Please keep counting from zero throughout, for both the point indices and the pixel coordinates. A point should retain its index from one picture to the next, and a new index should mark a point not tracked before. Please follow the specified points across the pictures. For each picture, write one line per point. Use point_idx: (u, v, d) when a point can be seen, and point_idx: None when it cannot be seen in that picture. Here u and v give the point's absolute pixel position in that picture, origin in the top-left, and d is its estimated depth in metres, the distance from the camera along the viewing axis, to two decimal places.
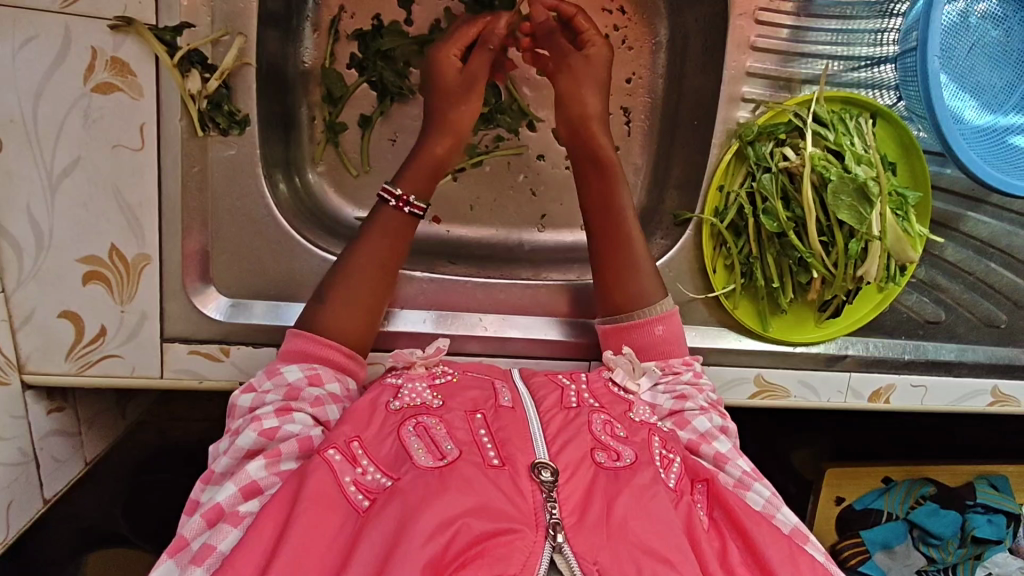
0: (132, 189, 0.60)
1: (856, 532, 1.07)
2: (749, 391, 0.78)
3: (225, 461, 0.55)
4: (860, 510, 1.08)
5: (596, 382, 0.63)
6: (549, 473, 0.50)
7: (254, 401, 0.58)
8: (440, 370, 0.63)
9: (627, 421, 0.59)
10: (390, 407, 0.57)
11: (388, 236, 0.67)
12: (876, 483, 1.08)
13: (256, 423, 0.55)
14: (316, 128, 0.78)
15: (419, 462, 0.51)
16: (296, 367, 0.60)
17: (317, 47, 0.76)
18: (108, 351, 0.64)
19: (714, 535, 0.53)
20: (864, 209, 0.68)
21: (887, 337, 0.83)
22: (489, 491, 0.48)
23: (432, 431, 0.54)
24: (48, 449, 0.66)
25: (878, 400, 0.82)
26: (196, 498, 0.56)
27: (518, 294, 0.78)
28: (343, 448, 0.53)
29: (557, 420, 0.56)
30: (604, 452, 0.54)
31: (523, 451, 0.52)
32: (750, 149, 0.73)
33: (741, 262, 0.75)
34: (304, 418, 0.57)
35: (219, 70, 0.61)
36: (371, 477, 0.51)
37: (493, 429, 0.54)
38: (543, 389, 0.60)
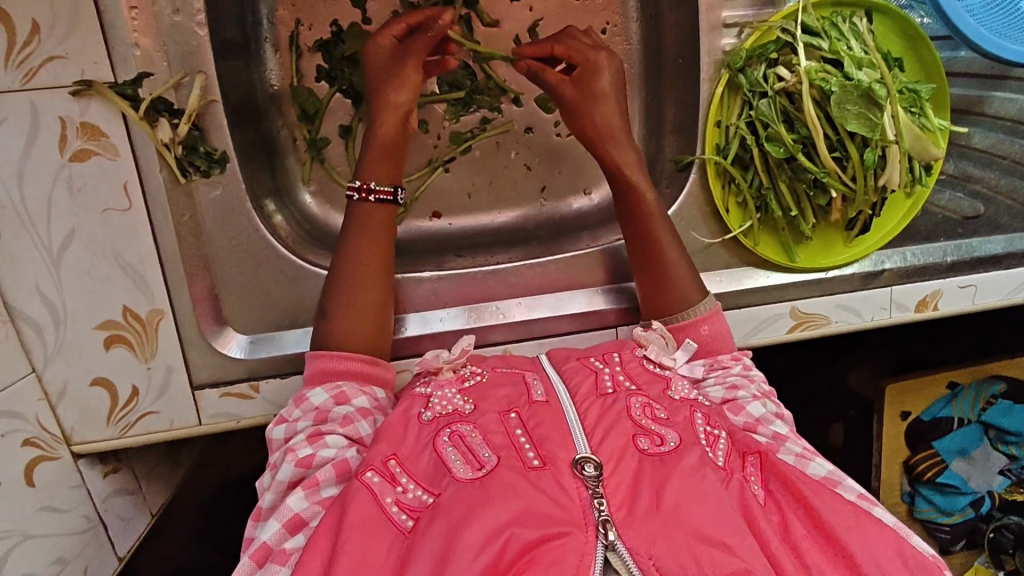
0: (130, 249, 0.61)
1: (929, 444, 1.10)
2: (787, 326, 0.75)
3: (271, 497, 0.55)
4: (929, 421, 1.10)
5: (630, 362, 0.61)
6: (592, 468, 0.49)
7: (287, 432, 0.58)
8: (469, 372, 0.62)
9: (667, 401, 0.58)
10: (422, 419, 0.57)
11: (369, 228, 0.67)
12: (941, 391, 1.09)
13: (291, 454, 0.55)
14: (299, 148, 0.77)
15: (458, 474, 0.51)
16: (319, 389, 0.60)
17: (282, 67, 0.75)
18: (144, 410, 0.65)
19: (771, 507, 0.51)
20: (874, 114, 0.63)
21: (925, 243, 0.79)
22: (533, 496, 0.48)
23: (467, 439, 0.53)
24: (113, 509, 0.68)
25: (926, 309, 0.79)
26: (248, 537, 0.56)
27: (531, 274, 0.76)
28: (380, 469, 0.53)
29: (594, 410, 0.55)
30: (647, 437, 0.53)
31: (563, 447, 0.51)
32: (742, 76, 0.68)
33: (754, 196, 0.71)
34: (338, 439, 0.57)
35: (186, 113, 0.61)
36: (412, 495, 0.51)
37: (528, 427, 0.53)
38: (576, 376, 0.59)
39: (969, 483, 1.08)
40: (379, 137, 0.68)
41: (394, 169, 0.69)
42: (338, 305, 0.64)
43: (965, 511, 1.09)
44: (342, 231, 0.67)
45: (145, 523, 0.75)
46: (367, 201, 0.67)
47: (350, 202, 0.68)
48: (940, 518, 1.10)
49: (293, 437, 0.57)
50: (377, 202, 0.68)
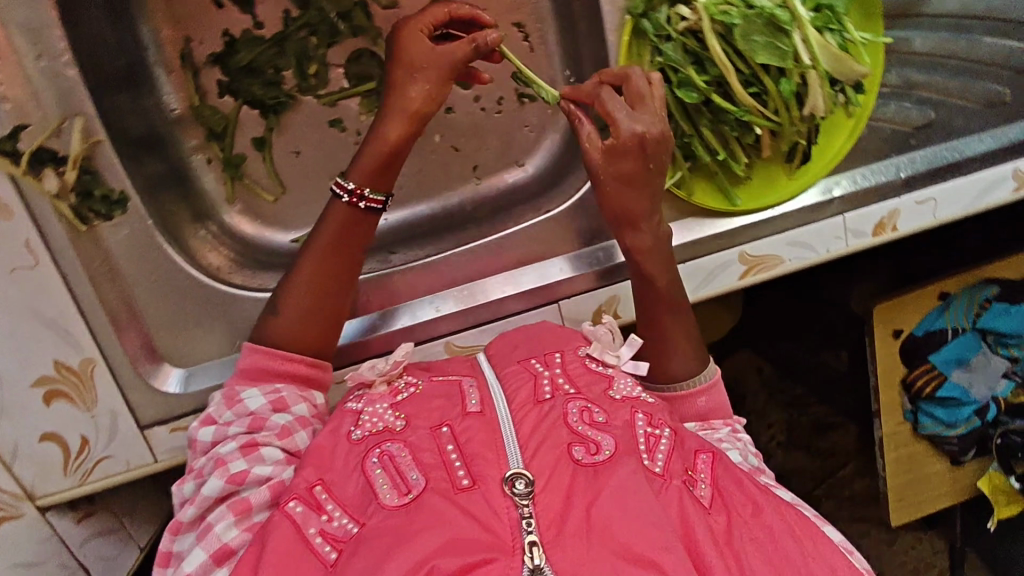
0: (47, 303, 0.60)
1: (924, 359, 1.06)
2: (739, 273, 0.73)
3: (194, 511, 0.55)
4: (923, 335, 1.06)
5: (572, 363, 0.63)
6: (523, 484, 0.50)
7: (216, 436, 0.58)
8: (402, 384, 0.64)
9: (607, 405, 0.59)
10: (352, 438, 0.58)
11: (340, 229, 0.65)
12: (933, 302, 1.06)
13: (222, 469, 0.55)
14: (215, 169, 0.75)
15: (384, 500, 0.51)
16: (258, 393, 0.60)
17: (179, 89, 0.72)
18: (99, 455, 0.65)
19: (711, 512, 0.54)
20: (782, 41, 0.59)
21: (874, 163, 0.74)
22: (463, 522, 0.48)
23: (396, 459, 0.54)
24: (92, 552, 0.70)
25: (884, 231, 0.75)
26: (167, 549, 0.56)
27: (461, 263, 0.74)
28: (305, 498, 0.53)
29: (529, 419, 0.56)
30: (582, 447, 0.54)
31: (494, 466, 0.52)
32: (646, 21, 0.63)
33: (679, 146, 0.67)
34: (274, 453, 0.57)
35: (71, 159, 0.59)
36: (338, 524, 0.52)
37: (460, 443, 0.54)
38: (516, 380, 0.60)
39: (970, 392, 1.06)
40: (387, 137, 0.63)
41: (387, 174, 0.65)
42: (289, 304, 0.65)
43: (970, 421, 1.07)
44: (320, 219, 0.66)
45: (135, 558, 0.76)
46: (357, 206, 0.65)
47: (335, 200, 0.66)
48: (945, 432, 1.08)
49: (224, 449, 0.57)
50: (364, 209, 0.66)
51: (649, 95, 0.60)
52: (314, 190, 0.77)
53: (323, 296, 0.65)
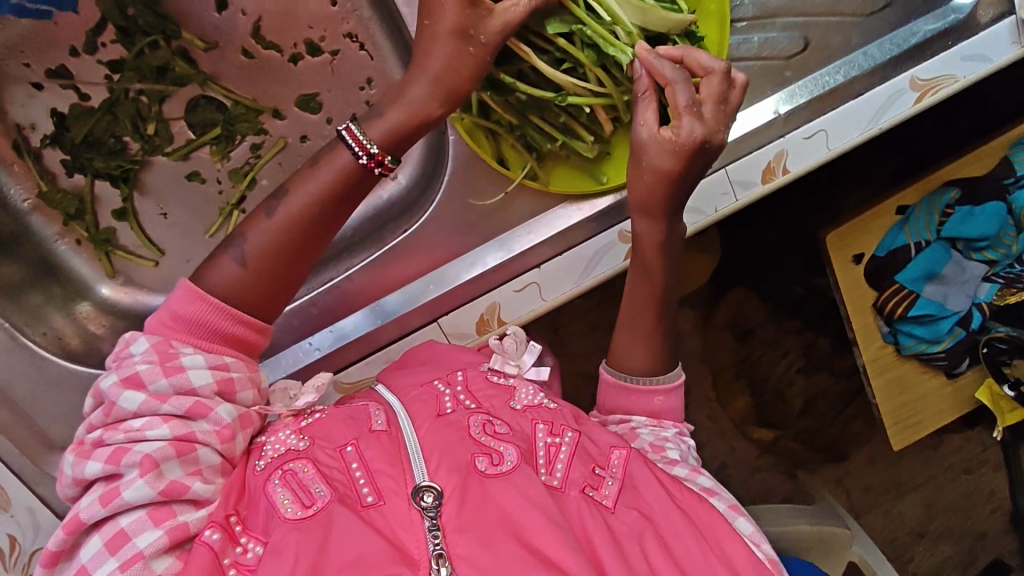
0: None
1: (891, 281, 0.97)
2: (622, 254, 0.67)
3: (102, 513, 0.47)
4: (885, 255, 0.97)
5: (474, 378, 0.60)
6: (432, 496, 0.48)
7: (154, 420, 0.50)
8: (310, 411, 0.59)
9: (508, 414, 0.57)
10: (255, 467, 0.53)
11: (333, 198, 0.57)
12: (890, 219, 0.97)
13: (153, 475, 0.48)
14: (87, 248, 0.75)
15: (286, 515, 0.48)
16: (202, 368, 0.52)
17: (24, 180, 0.73)
18: (31, 548, 0.65)
19: (619, 513, 0.51)
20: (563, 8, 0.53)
21: (748, 107, 0.69)
22: (370, 537, 0.46)
23: (299, 475, 0.51)
24: None
25: (773, 177, 0.68)
26: (54, 548, 0.48)
27: (338, 294, 0.71)
28: (222, 524, 0.49)
29: (430, 433, 0.53)
30: (486, 457, 0.52)
31: (399, 481, 0.50)
32: None
33: (516, 137, 0.63)
34: (211, 457, 0.51)
35: None
36: (250, 553, 0.48)
37: (364, 460, 0.51)
38: (417, 401, 0.57)
39: (947, 304, 0.98)
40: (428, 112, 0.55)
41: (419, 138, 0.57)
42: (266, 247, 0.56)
43: (954, 333, 1.00)
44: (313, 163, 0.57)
45: None
46: (374, 172, 0.56)
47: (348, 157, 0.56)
48: (930, 349, 1.01)
49: (150, 441, 0.48)
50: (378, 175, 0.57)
51: (728, 97, 0.55)
52: (192, 249, 0.76)
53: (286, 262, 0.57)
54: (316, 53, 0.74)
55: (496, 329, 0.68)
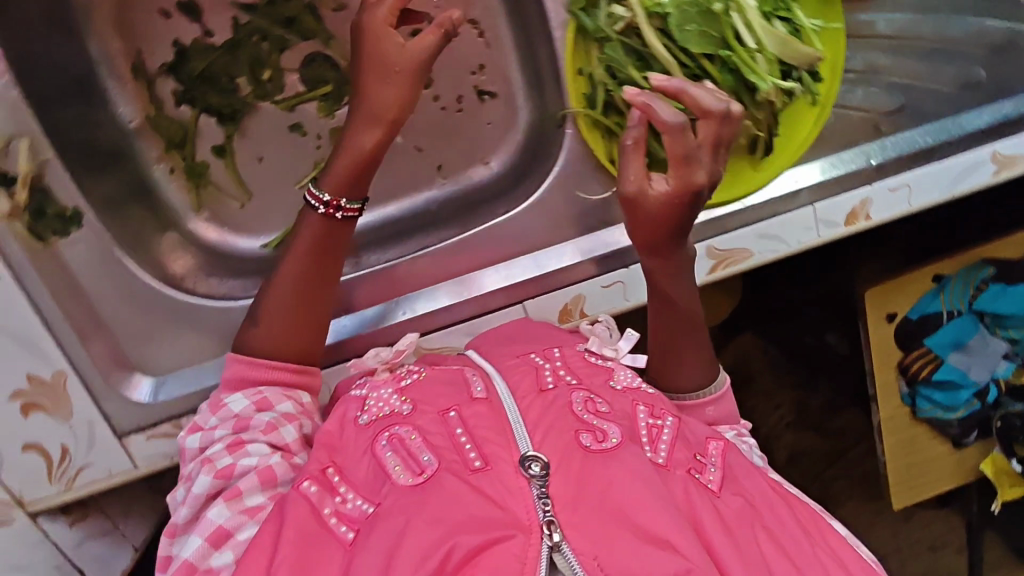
0: (11, 321, 0.62)
1: (920, 344, 1.02)
2: (706, 268, 0.72)
3: (186, 512, 0.57)
4: (918, 319, 1.01)
5: (570, 355, 0.63)
6: (539, 466, 0.50)
7: (203, 440, 0.60)
8: (405, 371, 0.63)
9: (608, 392, 0.59)
10: (359, 422, 0.59)
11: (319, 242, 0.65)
12: (928, 285, 1.01)
13: (208, 467, 0.57)
14: (179, 180, 0.76)
15: (398, 480, 0.52)
16: (241, 395, 0.62)
17: (134, 100, 0.73)
18: (79, 464, 0.68)
19: (721, 496, 0.54)
20: (717, 29, 0.56)
21: (843, 151, 0.72)
22: (475, 500, 0.49)
23: (407, 442, 0.54)
24: (87, 552, 0.75)
25: (857, 221, 0.72)
26: (167, 553, 0.58)
27: (425, 263, 0.72)
28: (317, 477, 0.55)
29: (534, 407, 0.55)
30: (590, 434, 0.53)
31: (506, 449, 0.52)
32: (584, 21, 0.60)
33: None
34: (260, 447, 0.59)
35: (20, 180, 0.62)
36: (352, 505, 0.53)
37: (470, 427, 0.54)
38: (516, 372, 0.59)
39: (968, 375, 1.02)
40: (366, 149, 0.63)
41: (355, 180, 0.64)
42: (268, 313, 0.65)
43: (970, 404, 1.04)
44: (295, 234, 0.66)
45: (130, 559, 0.80)
46: (338, 216, 0.65)
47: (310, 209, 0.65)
48: (943, 415, 1.04)
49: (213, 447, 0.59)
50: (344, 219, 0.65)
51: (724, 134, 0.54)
52: (281, 199, 0.77)
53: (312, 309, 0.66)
54: None
55: (576, 319, 0.71)
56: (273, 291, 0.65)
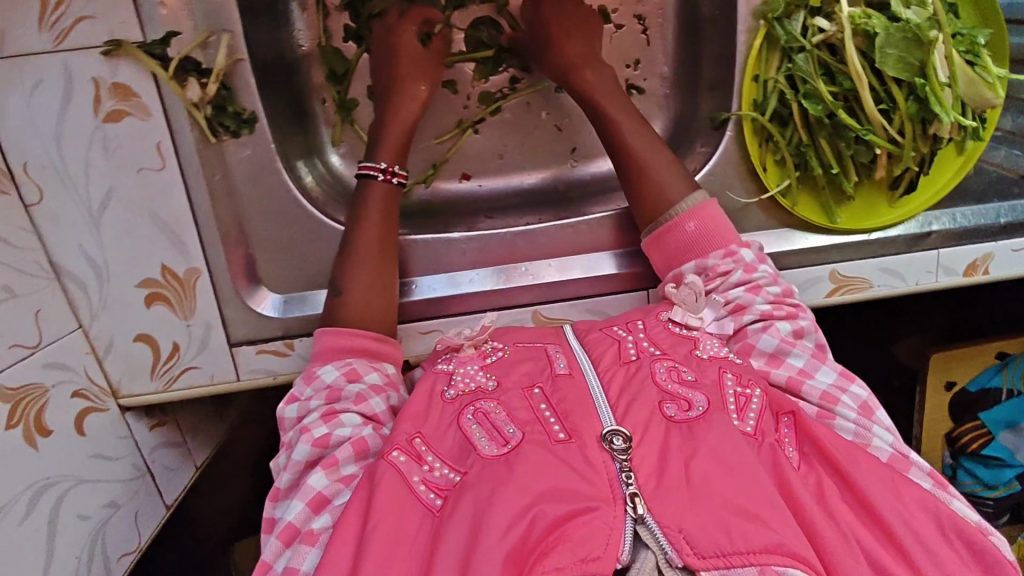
0: (166, 207, 0.62)
1: (974, 416, 0.98)
2: (826, 290, 0.73)
3: (288, 477, 0.55)
4: (976, 391, 0.97)
5: (654, 328, 0.60)
6: (621, 440, 0.48)
7: (300, 410, 0.59)
8: (491, 346, 0.61)
9: (694, 361, 0.56)
10: (445, 397, 0.56)
11: (379, 207, 0.66)
12: (989, 360, 0.97)
13: (306, 435, 0.56)
14: (329, 111, 0.77)
15: (483, 451, 0.50)
16: (331, 366, 0.60)
17: (310, 27, 0.74)
18: (186, 364, 0.68)
19: (805, 470, 0.51)
20: (917, 56, 0.59)
21: (976, 205, 0.74)
22: (562, 470, 0.46)
23: (492, 416, 0.52)
24: (159, 460, 0.72)
25: (975, 273, 0.74)
26: (270, 516, 0.56)
27: (560, 236, 0.74)
28: (407, 448, 0.52)
29: (617, 379, 0.53)
30: (674, 403, 0.51)
31: (588, 421, 0.50)
32: (779, 27, 0.64)
33: (793, 154, 0.67)
34: (354, 417, 0.57)
35: (214, 72, 0.60)
36: (439, 474, 0.50)
37: (552, 402, 0.52)
38: (599, 346, 0.58)
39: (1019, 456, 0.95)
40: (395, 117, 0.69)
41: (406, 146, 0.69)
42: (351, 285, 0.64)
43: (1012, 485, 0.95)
44: (357, 204, 0.67)
45: (190, 475, 0.78)
46: (389, 182, 0.67)
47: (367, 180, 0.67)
48: (981, 492, 0.96)
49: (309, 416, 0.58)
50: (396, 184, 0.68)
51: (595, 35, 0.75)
52: (419, 150, 0.80)
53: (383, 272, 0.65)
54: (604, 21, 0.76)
55: None
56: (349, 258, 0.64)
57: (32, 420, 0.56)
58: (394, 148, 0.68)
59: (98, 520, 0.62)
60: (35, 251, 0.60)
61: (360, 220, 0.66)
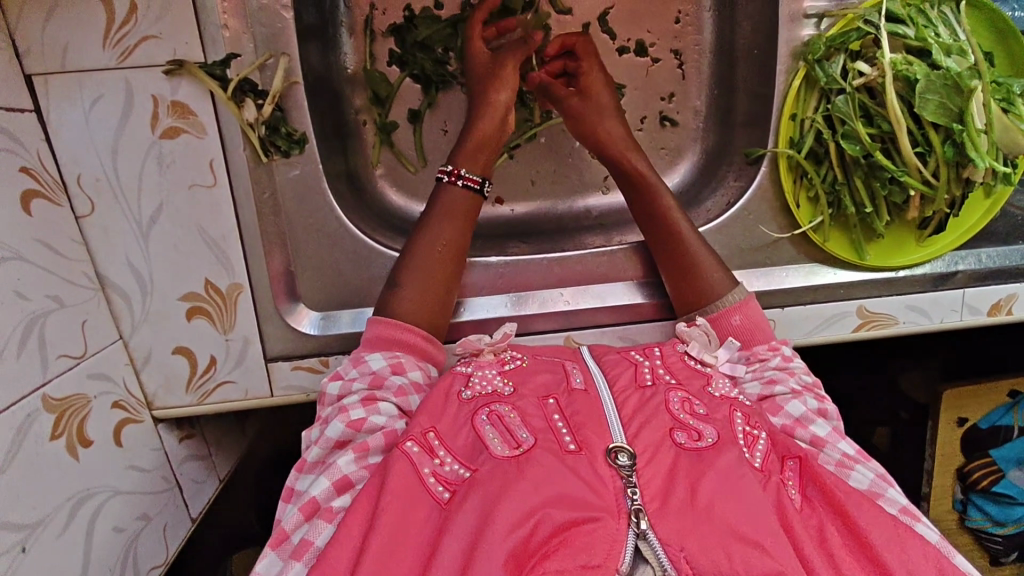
0: (213, 223, 0.63)
1: (985, 452, 0.95)
2: (853, 325, 0.74)
3: (317, 450, 0.55)
4: (987, 429, 0.94)
5: (671, 356, 0.58)
6: (626, 457, 0.46)
7: (342, 389, 0.58)
8: (510, 355, 0.59)
9: (706, 397, 0.54)
10: (461, 397, 0.54)
11: (457, 217, 0.67)
12: (1001, 398, 0.94)
13: (344, 414, 0.55)
14: (369, 133, 0.78)
15: (495, 451, 0.48)
16: (380, 357, 0.60)
17: (356, 51, 0.76)
18: (222, 378, 0.68)
19: (807, 512, 0.48)
20: (956, 102, 0.61)
21: (1001, 246, 0.75)
22: (570, 480, 0.45)
23: (506, 419, 0.50)
24: (186, 473, 0.72)
25: (999, 313, 0.75)
26: (292, 485, 0.55)
27: (595, 264, 0.75)
28: (420, 439, 0.50)
29: (632, 401, 0.51)
30: (685, 432, 0.49)
31: (599, 435, 0.48)
32: (819, 69, 0.66)
33: (827, 192, 0.70)
34: (389, 408, 0.56)
35: (270, 94, 0.62)
36: (450, 468, 0.49)
37: (567, 414, 0.50)
38: (616, 367, 0.56)
39: None
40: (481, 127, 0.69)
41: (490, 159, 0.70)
42: (410, 282, 0.64)
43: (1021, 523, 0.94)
44: (427, 212, 0.67)
45: (215, 489, 0.78)
46: (456, 185, 0.68)
47: (439, 185, 0.69)
48: (991, 529, 0.95)
49: (349, 398, 0.57)
50: (465, 189, 0.68)
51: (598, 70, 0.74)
52: None
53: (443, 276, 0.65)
54: (642, 54, 0.78)
55: None
56: (415, 262, 0.65)
57: (75, 431, 0.56)
58: (469, 154, 0.69)
59: (131, 533, 0.62)
60: (83, 262, 0.61)
61: (429, 228, 0.66)
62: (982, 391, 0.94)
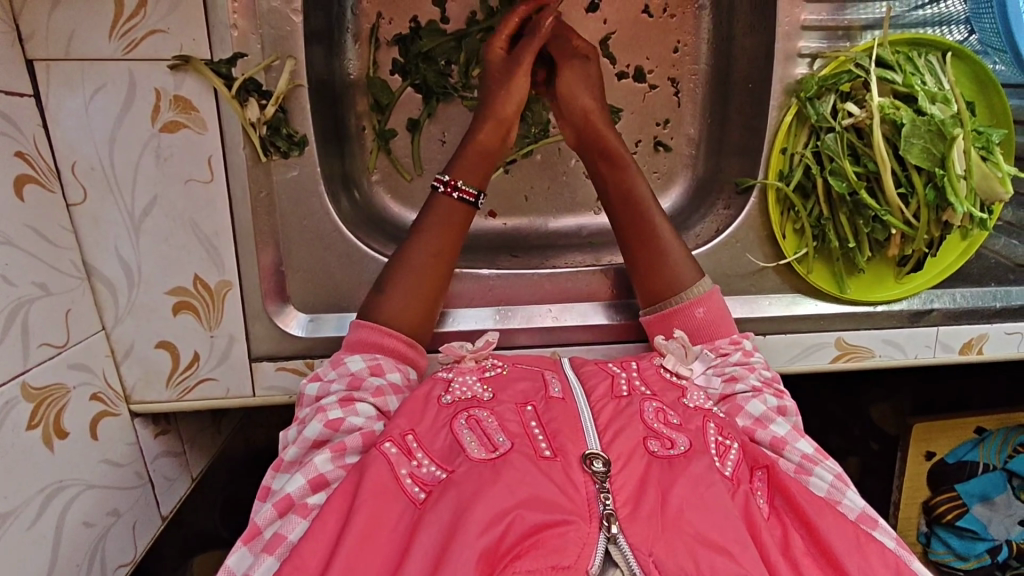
0: (207, 219, 0.62)
1: (950, 486, 0.96)
2: (831, 356, 0.75)
3: (294, 450, 0.55)
4: (953, 464, 0.96)
5: (647, 369, 0.59)
6: (602, 463, 0.47)
7: (320, 390, 0.59)
8: (491, 364, 0.59)
9: (681, 408, 0.55)
10: (441, 401, 0.54)
11: (446, 220, 0.67)
12: (967, 434, 0.96)
13: (321, 414, 0.55)
14: (367, 138, 0.79)
15: (471, 454, 0.48)
16: (359, 359, 0.60)
17: (360, 57, 0.76)
18: (203, 375, 0.67)
19: (774, 521, 0.50)
20: (939, 149, 0.64)
21: (974, 287, 0.78)
22: (542, 483, 0.45)
23: (484, 423, 0.51)
24: (160, 470, 0.71)
25: (970, 351, 0.77)
26: (268, 485, 0.55)
27: (583, 282, 0.76)
28: (399, 441, 0.51)
29: (608, 408, 0.52)
30: (658, 440, 0.50)
31: (575, 442, 0.49)
32: (811, 107, 0.69)
33: (812, 225, 0.72)
34: (367, 409, 0.56)
35: (274, 95, 0.62)
36: (426, 470, 0.49)
37: (543, 421, 0.51)
38: (593, 377, 0.56)
39: (988, 528, 0.96)
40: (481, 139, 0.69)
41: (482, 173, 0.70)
42: (395, 287, 0.64)
43: (981, 557, 0.96)
44: (419, 219, 0.67)
45: (187, 488, 0.77)
46: (452, 196, 0.68)
47: (433, 194, 0.68)
48: (953, 563, 0.97)
49: (328, 398, 0.57)
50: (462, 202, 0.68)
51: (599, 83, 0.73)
52: None
53: (429, 281, 0.65)
54: (641, 80, 0.80)
55: None
56: (408, 262, 0.65)
57: (51, 422, 0.55)
58: (468, 164, 0.69)
59: (100, 529, 0.61)
60: (72, 250, 0.60)
61: (419, 233, 0.66)
62: (950, 426, 0.95)
